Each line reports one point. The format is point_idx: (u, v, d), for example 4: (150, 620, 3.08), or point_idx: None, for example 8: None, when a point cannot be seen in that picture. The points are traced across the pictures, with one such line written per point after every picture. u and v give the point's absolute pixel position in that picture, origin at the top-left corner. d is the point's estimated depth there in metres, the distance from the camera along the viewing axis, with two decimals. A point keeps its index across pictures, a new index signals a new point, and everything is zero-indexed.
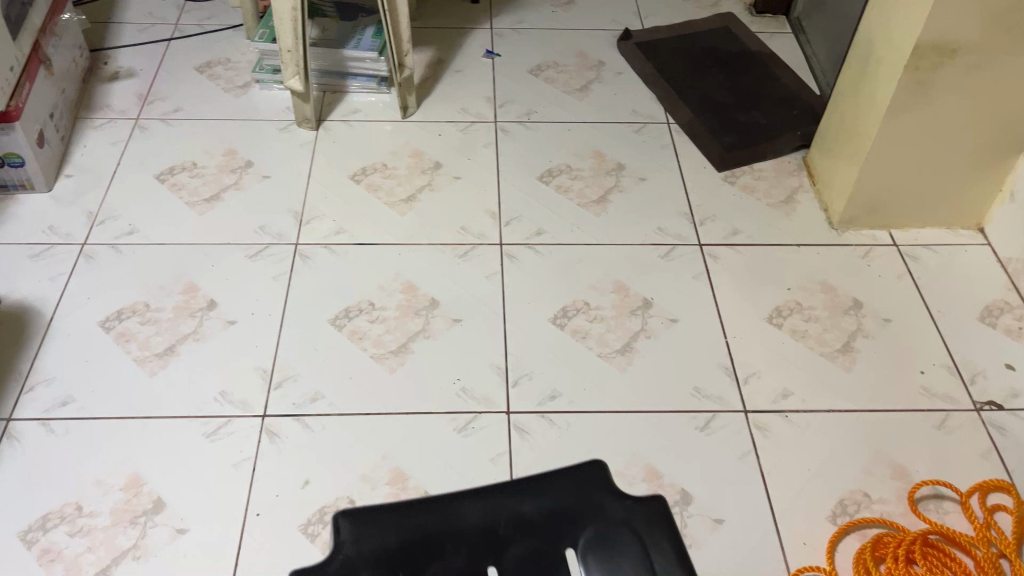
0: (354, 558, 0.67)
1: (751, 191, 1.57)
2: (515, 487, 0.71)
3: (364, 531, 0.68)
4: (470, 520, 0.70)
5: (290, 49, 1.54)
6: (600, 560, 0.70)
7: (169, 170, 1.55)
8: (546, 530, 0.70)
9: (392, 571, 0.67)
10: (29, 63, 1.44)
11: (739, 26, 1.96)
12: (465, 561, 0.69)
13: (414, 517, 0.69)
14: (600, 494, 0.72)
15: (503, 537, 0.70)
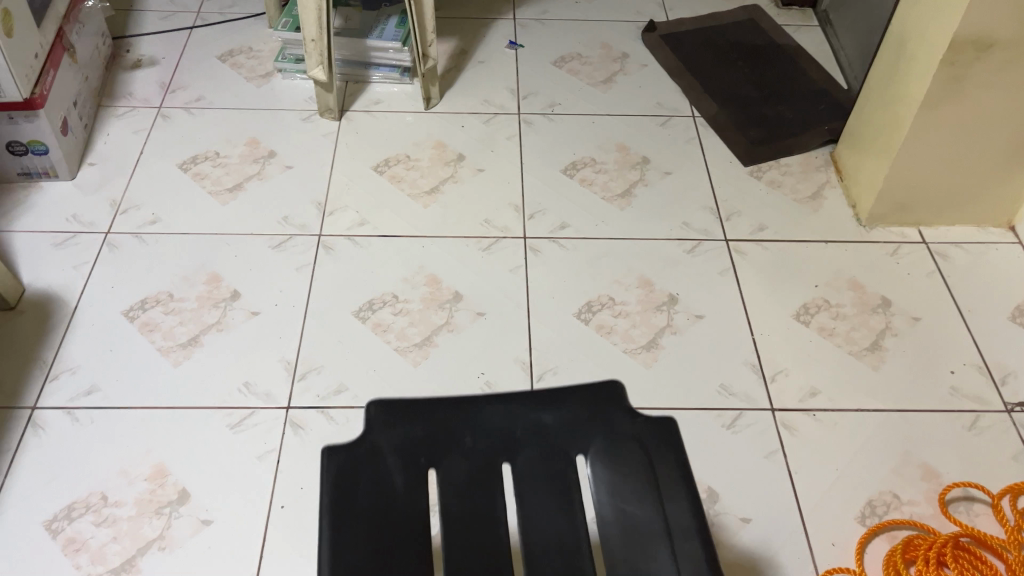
0: (374, 440, 0.69)
1: (778, 187, 1.55)
2: (535, 398, 0.73)
3: (391, 420, 0.71)
4: (492, 419, 0.71)
5: (314, 39, 1.53)
6: (609, 467, 0.71)
7: (192, 159, 1.54)
8: (563, 438, 0.71)
9: (414, 457, 0.69)
10: (53, 51, 1.44)
11: (765, 18, 1.94)
12: (481, 455, 0.70)
13: (436, 411, 0.71)
14: (613, 409, 0.73)
15: (520, 436, 0.71)
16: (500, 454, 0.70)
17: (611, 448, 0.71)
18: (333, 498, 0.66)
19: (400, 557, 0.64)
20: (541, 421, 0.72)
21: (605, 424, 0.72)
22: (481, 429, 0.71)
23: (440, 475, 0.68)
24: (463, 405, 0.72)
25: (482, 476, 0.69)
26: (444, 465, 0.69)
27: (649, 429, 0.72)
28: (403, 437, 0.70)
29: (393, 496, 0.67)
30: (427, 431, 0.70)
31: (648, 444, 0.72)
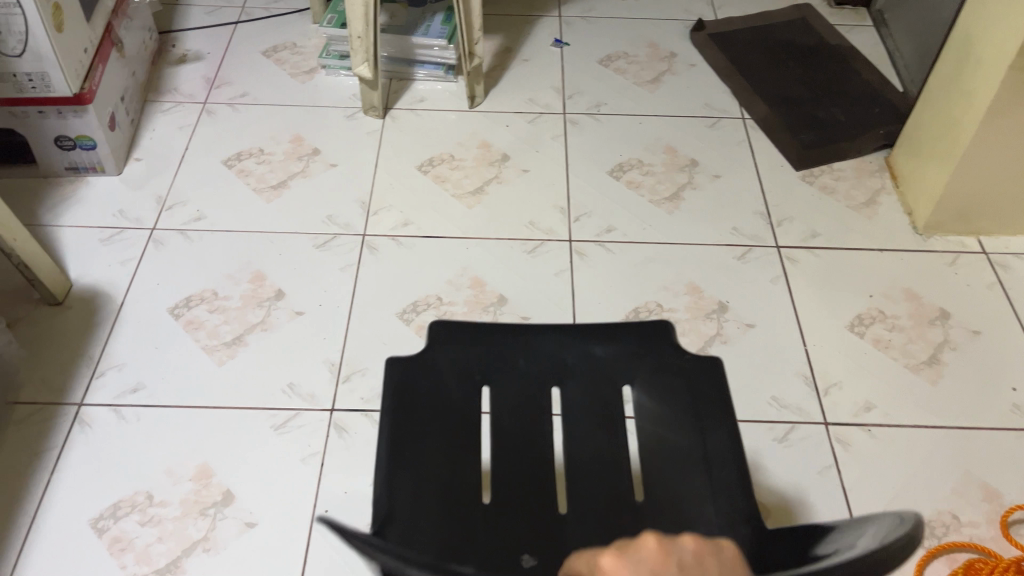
0: (439, 354, 0.80)
1: (831, 192, 1.51)
2: (589, 332, 0.82)
3: (453, 342, 0.81)
4: (545, 347, 0.80)
5: (360, 36, 1.52)
6: (652, 396, 0.78)
7: (237, 156, 1.53)
8: (609, 368, 0.79)
9: (470, 373, 0.79)
10: (102, 46, 1.44)
11: (817, 17, 1.89)
12: (534, 376, 0.79)
13: (495, 338, 0.81)
14: (660, 346, 0.81)
15: (569, 363, 0.79)
16: (551, 374, 0.79)
17: (653, 375, 0.79)
18: (396, 399, 0.76)
19: (453, 449, 0.73)
20: (590, 349, 0.80)
21: (651, 358, 0.80)
22: (536, 354, 0.80)
23: (496, 389, 0.78)
24: (522, 333, 0.82)
25: (532, 392, 0.78)
26: (500, 380, 0.78)
27: (691, 363, 0.80)
28: (465, 355, 0.80)
29: (451, 401, 0.76)
30: (487, 351, 0.80)
31: (688, 374, 0.79)
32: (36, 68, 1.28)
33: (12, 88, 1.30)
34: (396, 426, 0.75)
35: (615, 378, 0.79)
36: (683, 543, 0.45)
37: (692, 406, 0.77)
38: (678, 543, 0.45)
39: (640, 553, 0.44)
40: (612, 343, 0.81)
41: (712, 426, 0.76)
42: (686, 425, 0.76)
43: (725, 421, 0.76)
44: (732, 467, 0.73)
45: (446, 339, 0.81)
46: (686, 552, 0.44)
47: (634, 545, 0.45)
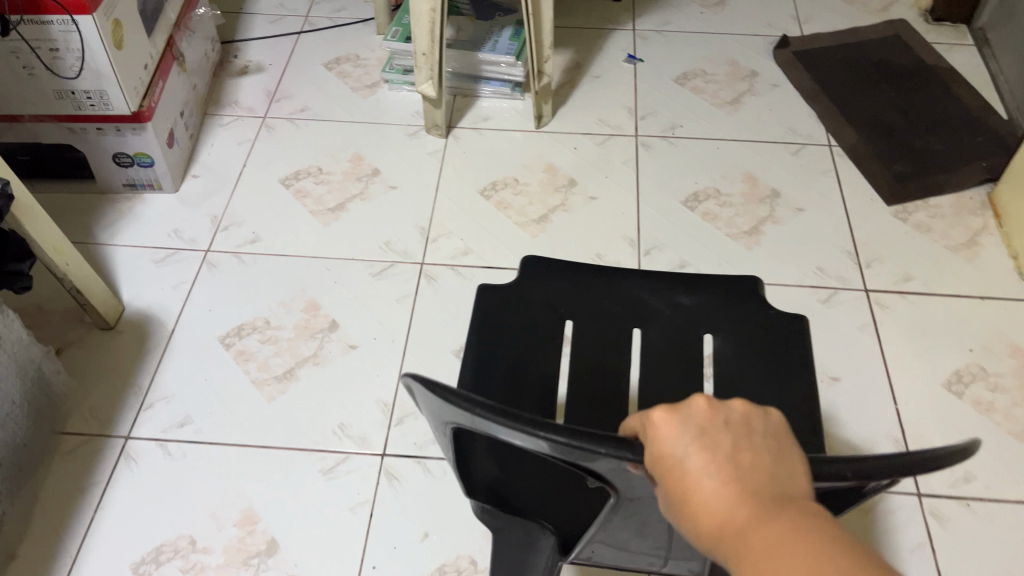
0: (533, 283, 0.91)
1: (926, 231, 1.40)
2: (680, 283, 0.91)
3: (548, 274, 0.92)
4: (633, 290, 0.90)
5: (425, 53, 1.46)
6: (731, 342, 0.85)
7: (295, 175, 1.49)
8: (694, 314, 0.88)
9: (561, 300, 0.89)
10: (162, 61, 1.40)
11: (913, 35, 1.76)
12: (621, 312, 0.88)
13: (589, 277, 0.91)
14: (747, 302, 0.89)
15: (656, 305, 0.89)
16: (632, 311, 0.88)
17: (734, 320, 0.87)
18: (491, 312, 0.88)
19: (533, 355, 0.84)
20: (678, 297, 0.89)
21: (736, 311, 0.88)
22: (622, 293, 0.90)
23: (579, 320, 0.88)
24: (612, 278, 0.92)
25: (614, 324, 0.87)
26: (582, 312, 0.88)
27: (771, 316, 0.87)
28: (554, 287, 0.91)
29: (536, 324, 0.87)
30: (576, 286, 0.91)
31: (769, 324, 0.87)
32: (94, 86, 1.25)
33: (71, 105, 1.28)
34: (487, 331, 0.86)
35: (695, 319, 0.87)
36: (733, 405, 0.47)
37: (769, 351, 0.84)
38: (727, 406, 0.47)
39: (689, 409, 0.46)
40: (697, 291, 0.90)
41: (787, 368, 0.83)
42: (761, 365, 0.83)
43: (802, 364, 0.83)
44: (801, 410, 0.79)
45: (540, 273, 0.92)
46: (734, 413, 0.47)
47: (684, 402, 0.47)
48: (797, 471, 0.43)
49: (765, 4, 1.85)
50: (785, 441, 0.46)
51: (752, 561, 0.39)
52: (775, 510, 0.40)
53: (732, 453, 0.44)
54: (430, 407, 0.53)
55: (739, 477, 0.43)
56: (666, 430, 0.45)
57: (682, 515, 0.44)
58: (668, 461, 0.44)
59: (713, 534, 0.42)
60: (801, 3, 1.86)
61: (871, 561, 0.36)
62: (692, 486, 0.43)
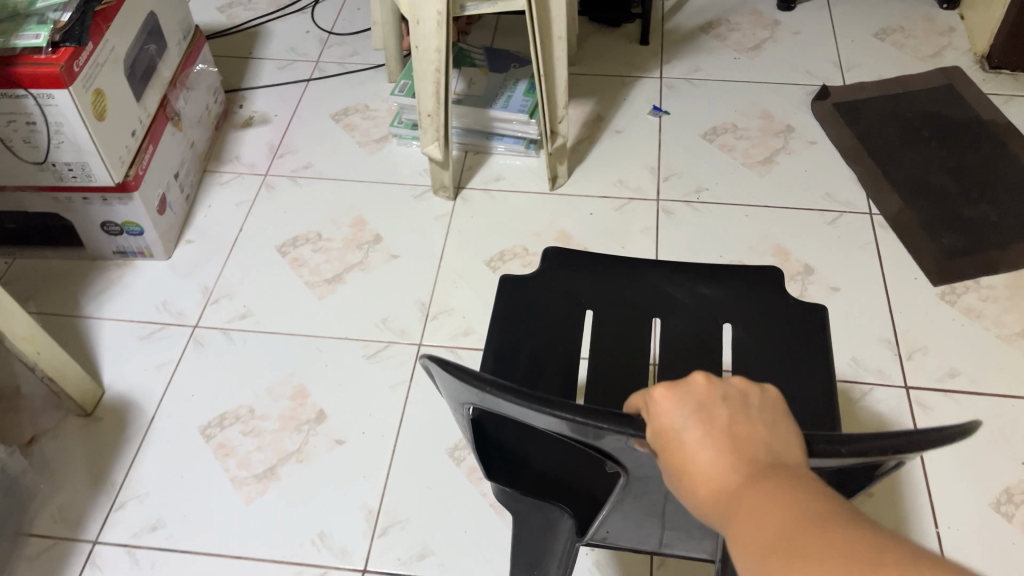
0: (553, 273, 0.93)
1: (976, 316, 1.26)
2: (700, 273, 0.92)
3: (566, 264, 0.93)
4: (653, 279, 0.92)
5: (430, 114, 1.37)
6: (750, 332, 0.86)
7: (292, 242, 1.41)
8: (714, 304, 0.89)
9: (581, 289, 0.91)
10: (155, 123, 1.34)
11: (967, 84, 1.62)
12: (641, 303, 0.90)
13: (610, 268, 0.93)
14: (768, 292, 0.90)
15: (675, 295, 0.90)
16: (653, 302, 0.90)
17: (754, 308, 0.88)
18: (513, 301, 0.89)
19: (555, 343, 0.86)
20: (698, 289, 0.91)
21: (756, 300, 0.89)
22: (642, 284, 0.91)
23: (600, 312, 0.89)
24: (633, 270, 0.93)
25: (636, 315, 0.89)
26: (606, 302, 0.90)
27: (791, 306, 0.88)
28: (576, 280, 0.92)
29: (557, 314, 0.89)
30: (597, 278, 0.92)
31: (788, 313, 0.88)
32: (75, 158, 1.18)
33: (52, 177, 1.22)
34: (510, 320, 0.88)
35: (714, 309, 0.89)
36: (731, 381, 0.51)
37: (791, 340, 0.85)
38: (725, 381, 0.51)
39: (689, 385, 0.50)
40: (719, 282, 0.91)
41: (807, 357, 0.84)
42: (779, 351, 0.84)
43: (819, 350, 0.84)
44: (821, 406, 0.79)
45: (563, 266, 0.93)
46: (731, 388, 0.51)
47: (684, 379, 0.51)
48: (789, 442, 0.47)
49: (803, 49, 1.72)
50: (780, 415, 0.49)
51: (741, 525, 0.42)
52: (766, 477, 0.44)
53: (728, 426, 0.48)
54: (448, 385, 0.57)
55: (733, 449, 0.47)
56: (666, 406, 0.49)
57: (682, 485, 0.48)
58: (669, 435, 0.48)
59: (710, 501, 0.46)
60: (844, 47, 1.72)
61: (847, 518, 0.40)
62: (689, 458, 0.47)
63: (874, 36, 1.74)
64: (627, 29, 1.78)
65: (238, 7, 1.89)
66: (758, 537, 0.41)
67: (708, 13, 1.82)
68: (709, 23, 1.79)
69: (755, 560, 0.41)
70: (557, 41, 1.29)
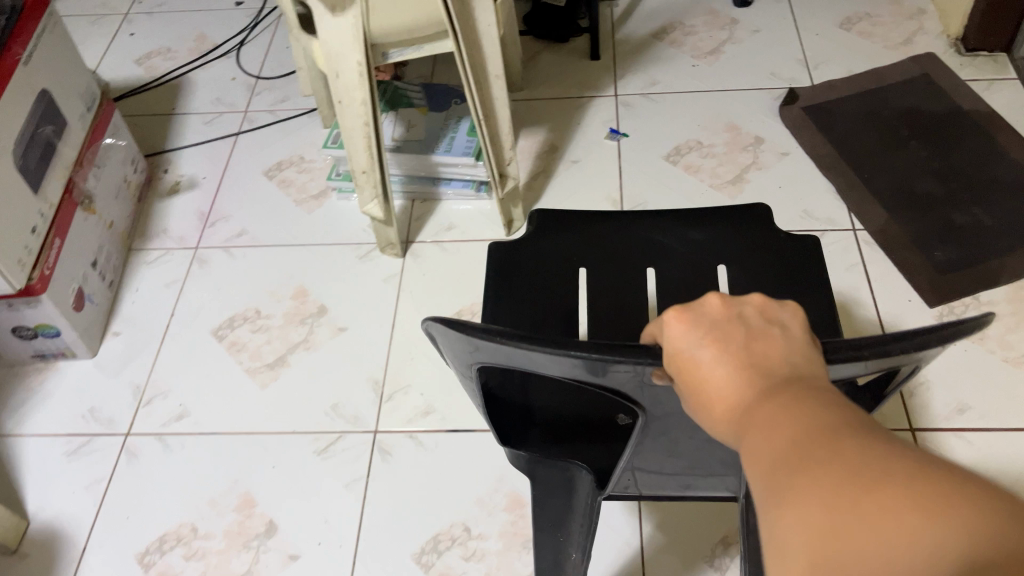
0: (540, 237, 0.92)
1: (980, 338, 1.15)
2: (685, 217, 0.93)
3: (549, 226, 0.93)
4: (640, 228, 0.92)
5: (365, 171, 1.24)
6: (744, 271, 0.86)
7: (229, 323, 1.28)
8: (705, 246, 0.89)
9: (571, 248, 0.91)
10: (61, 211, 1.21)
11: (944, 72, 1.50)
12: (632, 253, 0.90)
13: (595, 224, 0.93)
14: (757, 227, 0.91)
15: (663, 239, 0.91)
16: (645, 251, 0.90)
17: (744, 242, 0.89)
18: (504, 267, 0.89)
19: (554, 300, 0.86)
20: (687, 233, 0.91)
21: (745, 237, 0.90)
22: (632, 235, 0.92)
23: (595, 268, 0.89)
24: (617, 222, 0.94)
25: (628, 268, 0.89)
26: (596, 259, 0.90)
27: (781, 241, 0.89)
28: (565, 240, 0.92)
29: (550, 273, 0.88)
30: (584, 237, 0.92)
31: (779, 240, 0.89)
32: None
33: None
34: (503, 284, 0.87)
35: (705, 249, 0.89)
36: (748, 299, 0.47)
37: (786, 271, 0.86)
38: (742, 300, 0.47)
39: (703, 307, 0.47)
40: (704, 222, 0.92)
41: (804, 288, 0.84)
42: (774, 275, 0.86)
43: (814, 266, 0.86)
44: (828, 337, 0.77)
45: (551, 229, 0.93)
46: (749, 306, 0.47)
47: (697, 301, 0.47)
48: (810, 358, 0.43)
49: (765, 49, 1.60)
50: (802, 330, 0.45)
51: (752, 445, 0.39)
52: (782, 393, 0.40)
53: (745, 345, 0.44)
54: (449, 345, 0.55)
55: (750, 368, 0.43)
56: (678, 329, 0.45)
57: (697, 406, 0.45)
58: (681, 359, 0.45)
59: (724, 422, 0.43)
60: (809, 43, 1.60)
61: (868, 434, 0.36)
62: (704, 381, 0.44)
63: (839, 27, 1.62)
64: (575, 45, 1.66)
65: (157, 57, 1.75)
66: (768, 456, 0.37)
67: (660, 17, 1.70)
68: (662, 29, 1.67)
69: (764, 481, 0.37)
70: (496, 79, 1.18)
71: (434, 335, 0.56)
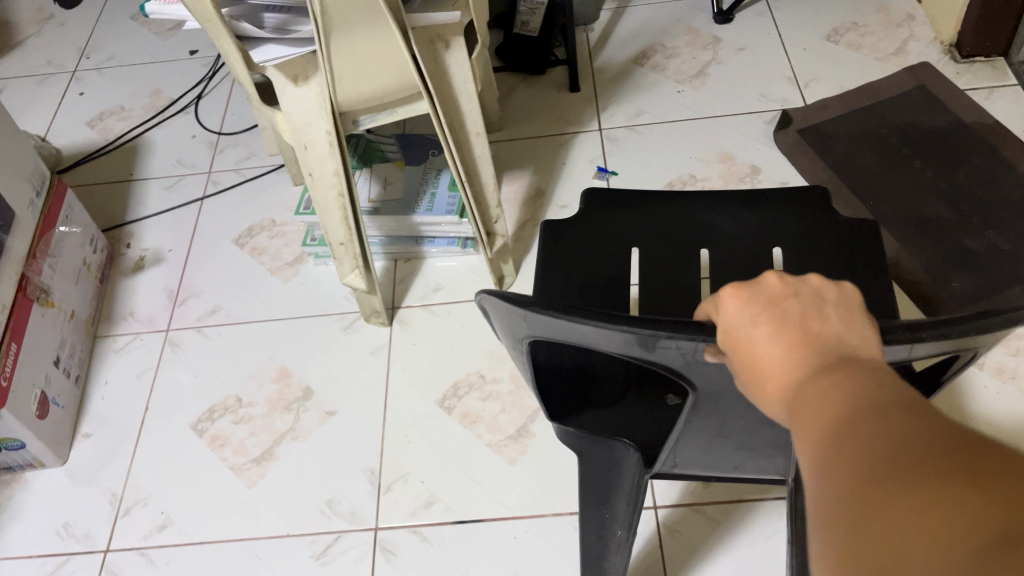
0: (592, 216, 0.96)
1: (1010, 377, 1.08)
2: (744, 200, 0.95)
3: (599, 203, 0.97)
4: (698, 209, 0.95)
5: (343, 242, 1.15)
6: (798, 257, 0.88)
7: (209, 415, 1.19)
8: (759, 230, 0.92)
9: (625, 223, 0.94)
10: (15, 312, 1.11)
11: (941, 82, 1.44)
12: (690, 232, 0.93)
13: (649, 203, 0.96)
14: (814, 209, 0.93)
15: (720, 219, 0.93)
16: (697, 231, 0.93)
17: (797, 225, 0.92)
18: (559, 244, 0.93)
19: (608, 276, 0.89)
20: (742, 216, 0.94)
21: (800, 220, 0.92)
22: (685, 214, 0.95)
23: (649, 245, 0.92)
24: (673, 202, 0.97)
25: (681, 248, 0.92)
26: (649, 238, 0.93)
27: (835, 226, 0.91)
28: (617, 219, 0.95)
29: (603, 250, 0.92)
30: (639, 215, 0.95)
31: (832, 228, 0.90)
32: None
33: None
34: (560, 259, 0.91)
35: (759, 233, 0.92)
36: (806, 280, 0.48)
37: (838, 255, 0.88)
38: (801, 280, 0.48)
39: (761, 286, 0.48)
40: (760, 206, 0.94)
41: (859, 270, 0.86)
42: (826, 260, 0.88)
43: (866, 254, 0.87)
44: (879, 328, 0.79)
45: (600, 209, 0.97)
46: (807, 286, 0.48)
47: (757, 279, 0.49)
48: (863, 338, 0.44)
49: (752, 68, 1.53)
50: (859, 314, 0.46)
51: (806, 421, 0.41)
52: (835, 372, 0.41)
53: (801, 325, 0.45)
54: (500, 317, 0.57)
55: (804, 346, 0.44)
56: (734, 306, 0.47)
57: (751, 383, 0.47)
58: (737, 335, 0.46)
59: (779, 399, 0.44)
60: (797, 58, 1.53)
61: (915, 406, 0.37)
62: (757, 358, 0.46)
63: (827, 39, 1.56)
64: (553, 77, 1.58)
65: (110, 117, 1.65)
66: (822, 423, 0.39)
67: (639, 40, 1.62)
68: (643, 53, 1.59)
69: (815, 450, 0.39)
70: (477, 136, 1.10)
71: (486, 309, 0.58)
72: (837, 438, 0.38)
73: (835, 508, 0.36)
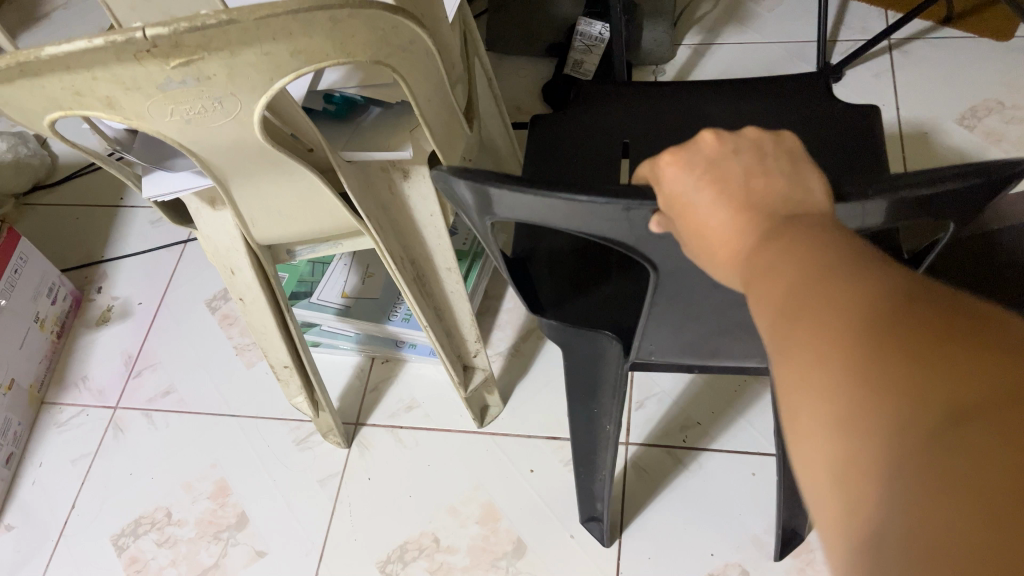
0: (581, 103, 0.84)
1: None
2: (741, 82, 0.82)
3: (592, 86, 0.86)
4: (693, 89, 0.82)
5: (287, 364, 0.96)
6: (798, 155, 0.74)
7: (132, 530, 1.05)
8: (757, 122, 0.77)
9: (618, 104, 0.83)
10: None
11: None
12: (681, 123, 0.80)
13: (641, 88, 0.84)
14: (822, 95, 0.78)
15: (714, 112, 0.80)
16: (690, 122, 0.79)
17: (801, 118, 0.77)
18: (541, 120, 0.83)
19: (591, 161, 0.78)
20: (740, 106, 0.79)
21: (804, 105, 0.78)
22: (678, 108, 0.81)
23: (640, 144, 0.79)
24: (669, 94, 0.83)
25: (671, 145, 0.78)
26: (642, 134, 0.80)
27: (843, 117, 0.76)
28: (606, 109, 0.83)
29: (590, 144, 0.80)
30: (634, 108, 0.82)
31: (844, 149, 0.74)
32: None
33: None
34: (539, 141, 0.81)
35: (757, 123, 0.77)
36: (743, 132, 0.41)
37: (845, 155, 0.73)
38: (738, 134, 0.41)
39: (698, 146, 0.41)
40: (759, 99, 0.79)
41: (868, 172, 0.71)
42: (842, 166, 0.72)
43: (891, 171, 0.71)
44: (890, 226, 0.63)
45: (593, 100, 0.84)
46: (747, 139, 0.41)
47: (692, 139, 0.41)
48: (811, 192, 0.38)
49: None
50: (804, 162, 0.40)
51: (756, 293, 0.35)
52: (788, 235, 0.35)
53: (745, 185, 0.39)
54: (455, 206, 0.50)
55: (749, 208, 0.38)
56: (674, 171, 0.40)
57: (695, 250, 0.40)
58: (680, 203, 0.39)
59: (728, 267, 0.38)
60: (911, 144, 1.21)
61: (874, 263, 0.33)
62: (701, 226, 0.39)
63: (958, 122, 1.22)
64: None
65: None
66: (792, 301, 0.33)
67: None
68: None
69: (773, 324, 0.34)
70: (448, 272, 0.88)
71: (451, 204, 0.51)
72: (800, 298, 0.33)
73: (803, 381, 0.32)
